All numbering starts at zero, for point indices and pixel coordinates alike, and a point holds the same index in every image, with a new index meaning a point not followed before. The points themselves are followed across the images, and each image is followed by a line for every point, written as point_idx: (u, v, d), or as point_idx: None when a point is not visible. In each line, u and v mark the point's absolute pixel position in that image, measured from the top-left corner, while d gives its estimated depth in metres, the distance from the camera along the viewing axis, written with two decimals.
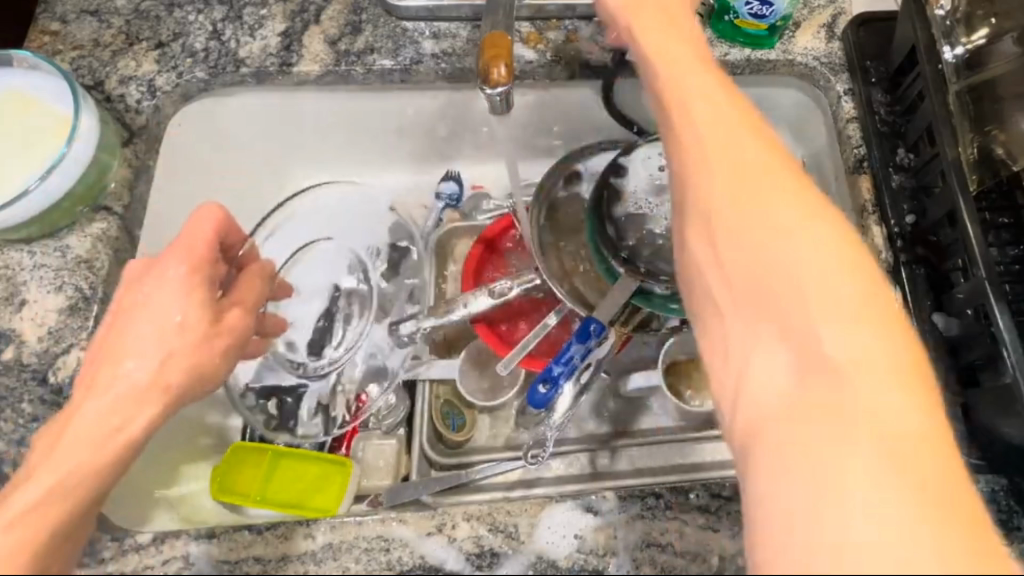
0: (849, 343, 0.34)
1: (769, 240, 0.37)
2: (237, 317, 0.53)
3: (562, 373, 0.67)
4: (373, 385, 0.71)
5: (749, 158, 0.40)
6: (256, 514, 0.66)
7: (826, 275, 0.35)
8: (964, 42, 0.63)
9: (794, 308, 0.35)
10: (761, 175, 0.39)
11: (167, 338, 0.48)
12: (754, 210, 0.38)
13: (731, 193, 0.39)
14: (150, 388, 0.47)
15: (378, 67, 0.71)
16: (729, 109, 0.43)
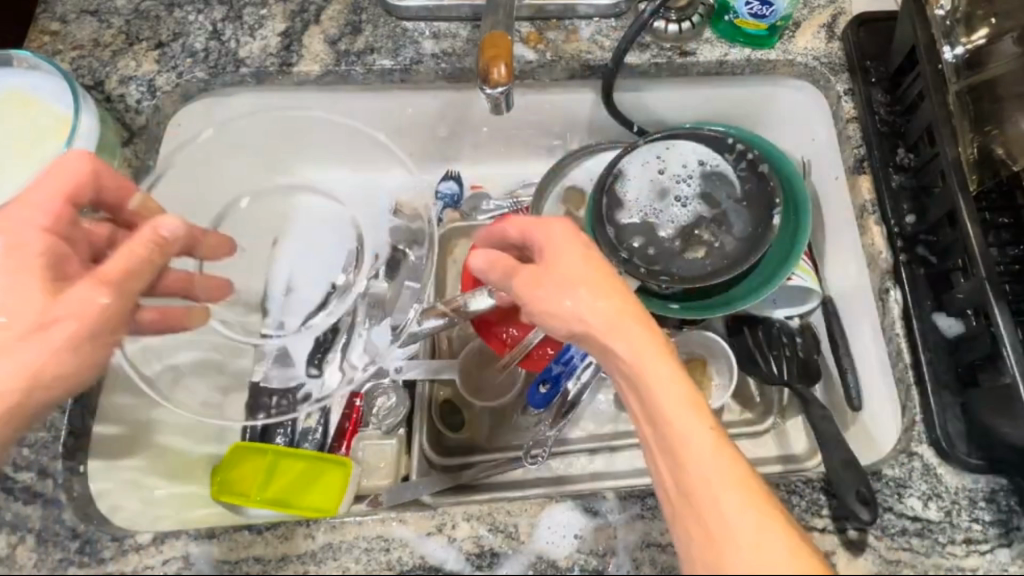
0: (738, 513, 0.41)
1: (670, 424, 0.43)
2: (88, 287, 0.54)
3: (562, 372, 0.69)
4: (371, 383, 0.72)
5: (609, 333, 0.46)
6: (255, 514, 0.66)
7: (716, 474, 0.42)
8: (964, 42, 0.63)
9: (685, 473, 0.42)
10: (628, 353, 0.46)
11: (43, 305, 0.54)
12: (652, 396, 0.44)
13: (616, 355, 0.46)
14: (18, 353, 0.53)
15: (378, 67, 0.71)
16: (614, 286, 0.48)
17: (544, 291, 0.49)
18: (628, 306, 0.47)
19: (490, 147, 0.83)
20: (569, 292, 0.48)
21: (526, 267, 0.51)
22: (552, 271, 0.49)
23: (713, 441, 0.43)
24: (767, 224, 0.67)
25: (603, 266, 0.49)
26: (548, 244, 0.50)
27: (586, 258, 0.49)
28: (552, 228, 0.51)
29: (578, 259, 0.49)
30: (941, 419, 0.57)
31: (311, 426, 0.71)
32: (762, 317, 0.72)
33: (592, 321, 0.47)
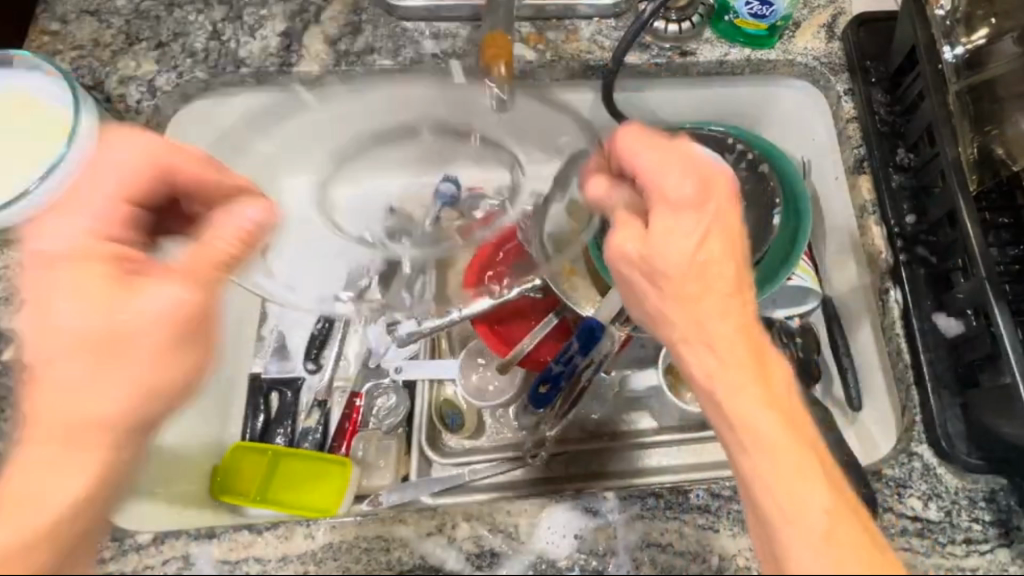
0: (809, 506, 0.38)
1: (726, 402, 0.40)
2: (162, 279, 0.43)
3: (562, 373, 0.67)
4: (372, 383, 0.73)
5: (687, 297, 0.43)
6: (256, 514, 0.67)
7: (787, 457, 0.38)
8: (964, 42, 0.63)
9: (768, 445, 0.39)
10: (713, 328, 0.42)
11: (128, 334, 0.41)
12: (713, 377, 0.41)
13: (687, 336, 0.43)
14: (128, 393, 0.42)
15: (378, 67, 0.71)
16: (712, 231, 0.43)
17: (638, 240, 0.44)
18: (723, 271, 0.43)
19: None
20: (678, 239, 0.43)
21: (627, 220, 0.46)
22: (655, 237, 0.43)
23: (778, 419, 0.39)
24: (767, 224, 0.68)
25: (726, 232, 0.43)
26: (654, 178, 0.44)
27: (698, 245, 0.42)
28: (669, 171, 0.43)
29: (680, 233, 0.43)
30: (941, 419, 0.57)
31: (311, 426, 0.71)
32: (763, 317, 0.70)
33: (683, 278, 0.42)
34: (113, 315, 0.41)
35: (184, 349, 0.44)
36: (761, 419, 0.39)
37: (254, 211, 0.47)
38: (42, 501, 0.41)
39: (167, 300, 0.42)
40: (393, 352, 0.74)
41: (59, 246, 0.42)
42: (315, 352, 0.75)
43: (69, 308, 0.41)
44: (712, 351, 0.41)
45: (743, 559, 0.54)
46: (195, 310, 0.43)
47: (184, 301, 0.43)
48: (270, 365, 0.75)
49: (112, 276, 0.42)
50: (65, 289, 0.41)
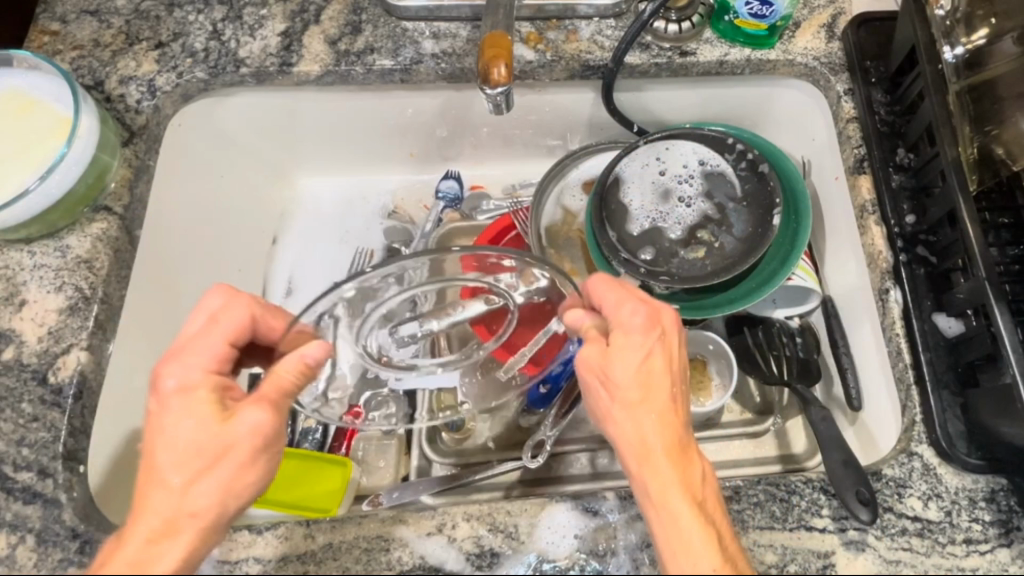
0: None
1: (653, 491, 0.44)
2: (256, 407, 0.45)
3: (562, 372, 0.68)
4: None
5: (618, 412, 0.46)
6: (256, 514, 0.67)
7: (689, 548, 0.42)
8: (964, 41, 0.63)
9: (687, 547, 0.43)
10: (652, 435, 0.45)
11: (224, 455, 0.45)
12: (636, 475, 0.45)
13: (621, 436, 0.46)
14: (212, 498, 0.44)
15: (378, 67, 0.71)
16: (655, 364, 0.46)
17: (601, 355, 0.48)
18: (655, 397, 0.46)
19: (489, 147, 0.85)
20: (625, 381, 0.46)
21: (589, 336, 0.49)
22: (612, 356, 0.46)
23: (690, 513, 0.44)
24: (767, 224, 0.67)
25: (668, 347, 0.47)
26: (616, 318, 0.47)
27: (646, 359, 0.46)
28: (624, 306, 0.47)
29: (627, 363, 0.46)
30: (941, 419, 0.57)
31: (311, 426, 0.71)
32: (763, 317, 0.73)
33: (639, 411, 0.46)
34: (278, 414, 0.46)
35: (267, 458, 0.46)
36: (682, 516, 0.43)
37: (317, 347, 0.49)
38: (148, 571, 0.42)
39: (257, 423, 0.45)
40: (394, 359, 0.66)
41: (177, 382, 0.47)
42: None
43: (251, 418, 0.45)
44: (650, 454, 0.45)
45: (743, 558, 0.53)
46: (271, 433, 0.46)
47: (271, 399, 0.47)
48: None
49: (216, 405, 0.46)
50: (193, 411, 0.45)
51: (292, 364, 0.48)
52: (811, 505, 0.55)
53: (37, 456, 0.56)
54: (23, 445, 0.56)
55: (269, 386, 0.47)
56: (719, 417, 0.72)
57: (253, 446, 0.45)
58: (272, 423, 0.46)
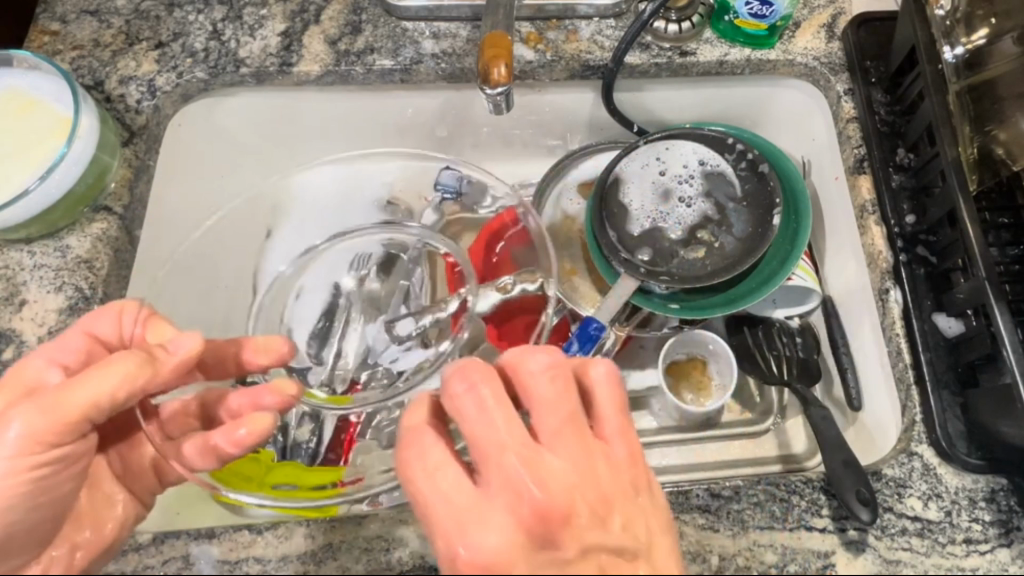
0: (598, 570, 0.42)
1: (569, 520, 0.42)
2: (121, 359, 0.48)
3: None
4: (368, 374, 0.71)
5: (550, 439, 0.45)
6: (255, 514, 0.63)
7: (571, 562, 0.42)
8: (964, 42, 0.63)
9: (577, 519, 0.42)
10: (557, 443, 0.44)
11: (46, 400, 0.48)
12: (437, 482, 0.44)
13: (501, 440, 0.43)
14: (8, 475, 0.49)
15: (378, 67, 0.71)
16: (598, 462, 0.45)
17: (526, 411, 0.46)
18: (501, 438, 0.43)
19: (489, 147, 0.85)
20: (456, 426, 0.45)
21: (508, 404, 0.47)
22: (535, 377, 0.46)
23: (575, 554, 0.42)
24: (767, 224, 0.67)
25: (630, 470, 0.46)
26: (526, 381, 0.46)
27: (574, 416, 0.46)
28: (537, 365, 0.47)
29: (489, 428, 0.44)
30: (941, 419, 0.57)
31: (303, 437, 0.68)
32: (763, 317, 0.73)
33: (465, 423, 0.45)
34: (49, 400, 0.48)
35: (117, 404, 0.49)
36: (560, 467, 0.43)
37: (187, 344, 0.50)
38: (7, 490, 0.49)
39: (82, 401, 0.48)
40: (390, 350, 0.72)
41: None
42: (315, 350, 0.73)
43: (35, 413, 0.48)
44: (571, 523, 0.42)
45: (743, 558, 0.53)
46: (58, 428, 0.49)
47: (102, 393, 0.48)
48: None
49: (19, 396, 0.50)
50: (36, 409, 0.48)
51: (131, 365, 0.48)
52: (811, 505, 0.55)
53: None
54: None
55: (113, 373, 0.48)
56: (719, 417, 0.72)
57: (70, 418, 0.48)
58: (28, 410, 0.48)
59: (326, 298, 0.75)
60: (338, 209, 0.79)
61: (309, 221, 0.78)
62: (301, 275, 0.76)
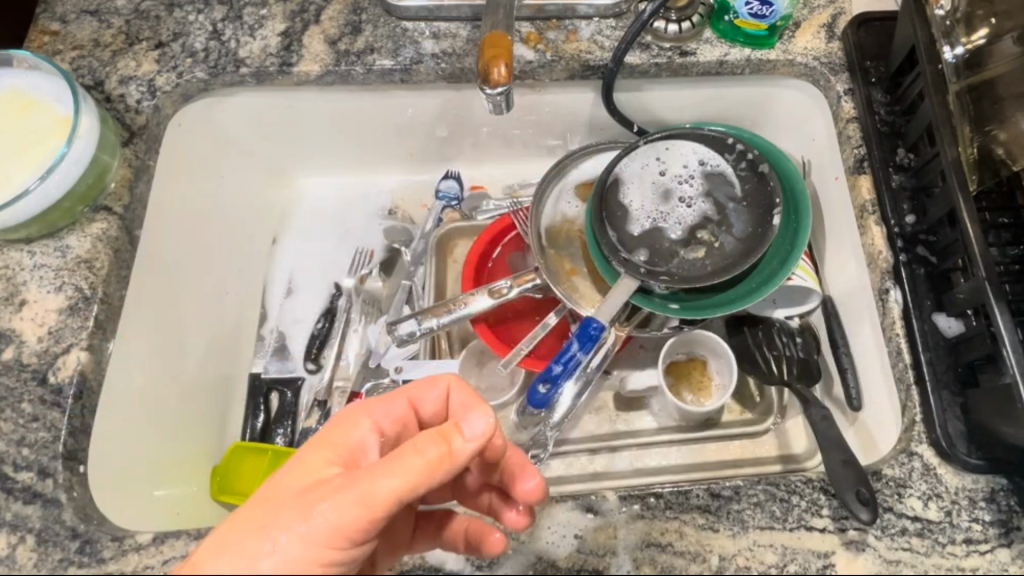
0: None
1: None
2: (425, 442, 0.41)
3: (562, 372, 0.64)
4: (371, 383, 0.74)
5: None
6: None
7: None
8: (964, 42, 0.63)
9: None
10: None
11: (358, 483, 0.40)
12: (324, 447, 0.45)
13: None
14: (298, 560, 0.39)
15: (378, 67, 0.71)
16: None
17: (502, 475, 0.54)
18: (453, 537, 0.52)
19: (489, 147, 0.86)
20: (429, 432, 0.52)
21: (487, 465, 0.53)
22: None
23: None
24: (767, 224, 0.67)
25: None
26: None
27: None
28: None
29: None
30: (941, 419, 0.57)
31: (311, 426, 0.74)
32: (763, 317, 0.73)
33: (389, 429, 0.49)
34: (363, 487, 0.40)
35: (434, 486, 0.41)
36: None
37: (479, 425, 0.41)
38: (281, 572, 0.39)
39: (392, 490, 0.39)
40: (393, 352, 0.75)
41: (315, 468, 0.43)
42: (314, 353, 0.79)
43: (341, 503, 0.40)
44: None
45: (743, 558, 0.53)
46: (352, 518, 0.39)
47: (408, 480, 0.40)
48: (270, 365, 0.79)
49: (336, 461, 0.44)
50: (335, 440, 0.45)
51: (433, 453, 0.40)
52: (811, 505, 0.55)
53: (37, 456, 0.56)
54: (23, 445, 0.56)
55: (419, 460, 0.40)
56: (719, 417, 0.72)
57: (381, 512, 0.40)
58: (341, 493, 0.40)
59: (325, 300, 0.83)
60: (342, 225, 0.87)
61: (320, 231, 0.87)
62: (297, 278, 0.85)
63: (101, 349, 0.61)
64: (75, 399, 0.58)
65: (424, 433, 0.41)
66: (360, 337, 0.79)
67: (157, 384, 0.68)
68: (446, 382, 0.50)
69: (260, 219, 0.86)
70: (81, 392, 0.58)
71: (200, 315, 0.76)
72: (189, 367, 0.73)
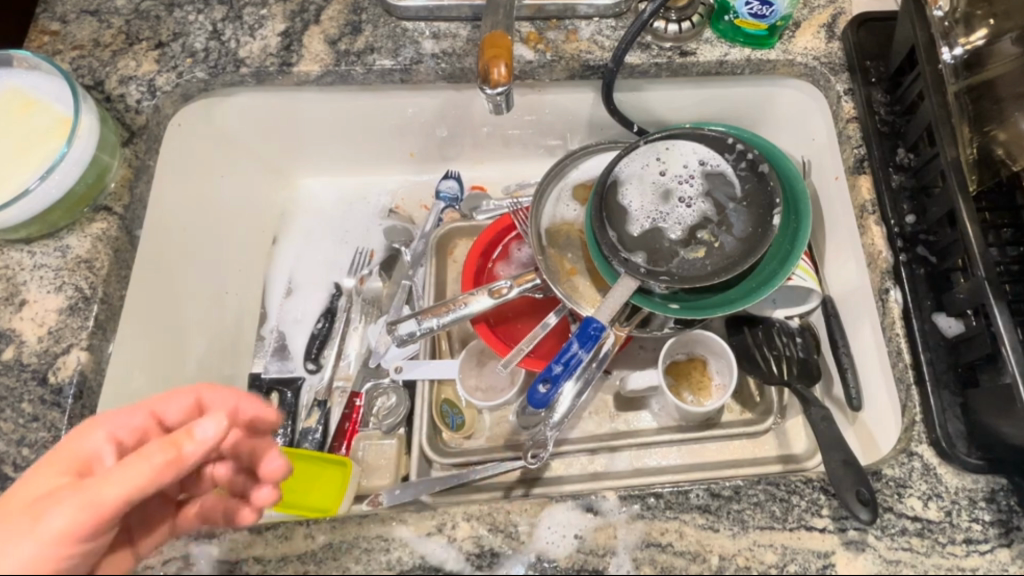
0: None
1: None
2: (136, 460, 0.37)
3: (562, 373, 0.64)
4: (371, 384, 0.75)
5: None
6: None
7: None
8: (964, 42, 0.63)
9: None
10: None
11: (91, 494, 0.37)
12: (48, 466, 0.41)
13: None
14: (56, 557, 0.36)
15: (378, 67, 0.71)
16: None
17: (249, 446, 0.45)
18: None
19: (489, 147, 0.86)
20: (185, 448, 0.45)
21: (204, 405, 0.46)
22: None
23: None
24: (768, 224, 0.66)
25: None
26: None
27: None
28: None
29: None
30: (940, 419, 0.57)
31: (311, 426, 0.74)
32: (763, 318, 0.73)
33: (128, 439, 0.44)
34: (87, 493, 0.37)
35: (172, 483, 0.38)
36: None
37: (211, 427, 0.38)
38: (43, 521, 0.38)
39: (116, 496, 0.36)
40: (392, 353, 0.76)
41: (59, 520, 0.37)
42: (315, 353, 0.79)
43: (62, 512, 0.37)
44: None
45: (743, 558, 0.53)
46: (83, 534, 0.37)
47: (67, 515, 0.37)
48: (270, 365, 0.80)
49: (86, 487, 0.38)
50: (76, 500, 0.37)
51: (157, 461, 0.37)
52: (811, 505, 0.55)
53: (37, 456, 0.56)
54: (23, 444, 0.56)
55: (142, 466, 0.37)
56: (719, 417, 0.72)
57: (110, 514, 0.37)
58: (61, 503, 0.37)
59: (326, 300, 0.83)
60: (343, 224, 0.87)
61: (320, 231, 0.87)
62: (298, 277, 0.85)
63: (102, 349, 0.61)
64: (75, 398, 0.58)
65: (154, 441, 0.38)
66: (360, 337, 0.79)
67: (155, 385, 0.68)
68: (194, 390, 0.46)
69: (261, 220, 0.86)
70: (81, 392, 0.58)
71: (199, 315, 0.76)
72: (188, 366, 0.73)
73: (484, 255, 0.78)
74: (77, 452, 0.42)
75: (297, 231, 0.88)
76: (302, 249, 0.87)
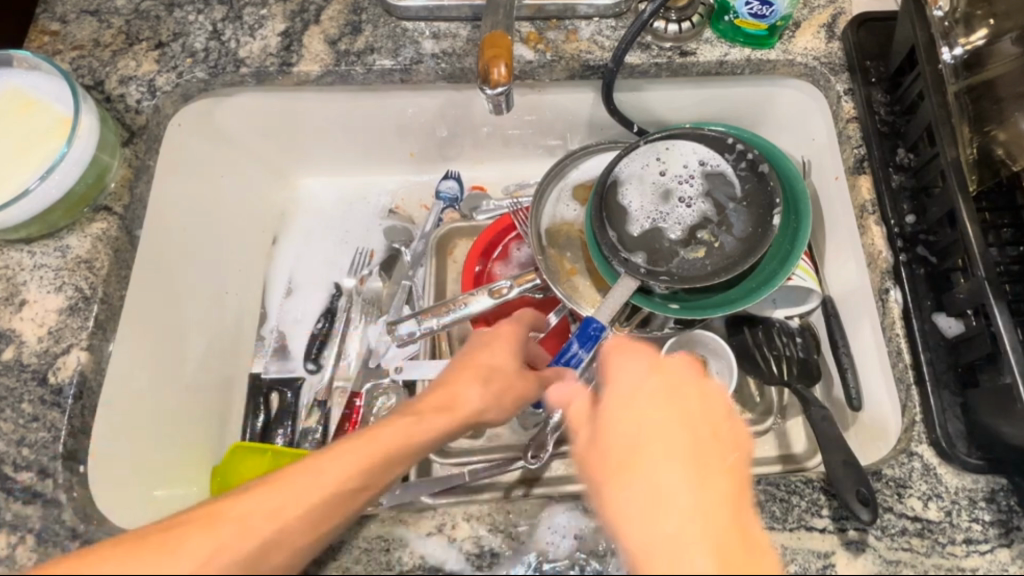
0: None
1: None
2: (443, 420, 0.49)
3: None
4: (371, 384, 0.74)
5: None
6: None
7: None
8: (964, 42, 0.63)
9: None
10: None
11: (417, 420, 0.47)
12: (431, 412, 0.49)
13: None
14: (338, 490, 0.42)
15: (378, 67, 0.71)
16: None
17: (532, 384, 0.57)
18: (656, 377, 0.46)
19: (489, 147, 0.86)
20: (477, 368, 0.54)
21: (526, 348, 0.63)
22: None
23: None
24: (768, 224, 0.66)
25: None
26: None
27: None
28: None
29: None
30: (940, 419, 0.57)
31: (312, 426, 0.75)
32: (763, 318, 0.73)
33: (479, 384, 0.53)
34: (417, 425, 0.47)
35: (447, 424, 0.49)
36: None
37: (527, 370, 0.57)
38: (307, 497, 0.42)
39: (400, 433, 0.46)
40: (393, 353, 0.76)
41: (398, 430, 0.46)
42: (315, 353, 0.79)
43: (345, 461, 0.43)
44: None
45: None
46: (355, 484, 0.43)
47: (409, 431, 0.46)
48: (270, 365, 0.80)
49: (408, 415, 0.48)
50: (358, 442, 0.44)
51: (473, 396, 0.51)
52: (811, 505, 0.55)
53: (38, 455, 0.56)
54: (23, 445, 0.56)
55: (472, 394, 0.51)
56: None
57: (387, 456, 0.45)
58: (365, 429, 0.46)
59: (326, 300, 0.83)
60: (343, 224, 0.87)
61: (320, 231, 0.87)
62: (299, 278, 0.85)
63: (101, 349, 0.61)
64: (75, 399, 0.58)
65: (476, 378, 0.52)
66: (361, 337, 0.80)
67: (156, 385, 0.68)
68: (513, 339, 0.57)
69: (261, 220, 0.86)
70: (81, 392, 0.58)
71: (199, 315, 0.76)
72: (188, 366, 0.73)
73: (484, 255, 0.79)
74: (464, 402, 0.50)
75: (298, 230, 0.88)
76: (302, 249, 0.87)
